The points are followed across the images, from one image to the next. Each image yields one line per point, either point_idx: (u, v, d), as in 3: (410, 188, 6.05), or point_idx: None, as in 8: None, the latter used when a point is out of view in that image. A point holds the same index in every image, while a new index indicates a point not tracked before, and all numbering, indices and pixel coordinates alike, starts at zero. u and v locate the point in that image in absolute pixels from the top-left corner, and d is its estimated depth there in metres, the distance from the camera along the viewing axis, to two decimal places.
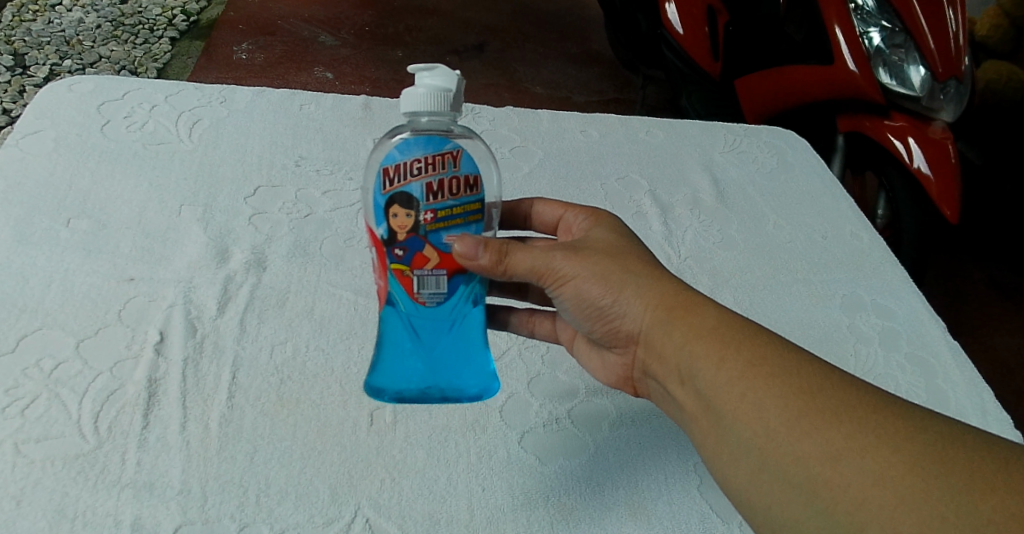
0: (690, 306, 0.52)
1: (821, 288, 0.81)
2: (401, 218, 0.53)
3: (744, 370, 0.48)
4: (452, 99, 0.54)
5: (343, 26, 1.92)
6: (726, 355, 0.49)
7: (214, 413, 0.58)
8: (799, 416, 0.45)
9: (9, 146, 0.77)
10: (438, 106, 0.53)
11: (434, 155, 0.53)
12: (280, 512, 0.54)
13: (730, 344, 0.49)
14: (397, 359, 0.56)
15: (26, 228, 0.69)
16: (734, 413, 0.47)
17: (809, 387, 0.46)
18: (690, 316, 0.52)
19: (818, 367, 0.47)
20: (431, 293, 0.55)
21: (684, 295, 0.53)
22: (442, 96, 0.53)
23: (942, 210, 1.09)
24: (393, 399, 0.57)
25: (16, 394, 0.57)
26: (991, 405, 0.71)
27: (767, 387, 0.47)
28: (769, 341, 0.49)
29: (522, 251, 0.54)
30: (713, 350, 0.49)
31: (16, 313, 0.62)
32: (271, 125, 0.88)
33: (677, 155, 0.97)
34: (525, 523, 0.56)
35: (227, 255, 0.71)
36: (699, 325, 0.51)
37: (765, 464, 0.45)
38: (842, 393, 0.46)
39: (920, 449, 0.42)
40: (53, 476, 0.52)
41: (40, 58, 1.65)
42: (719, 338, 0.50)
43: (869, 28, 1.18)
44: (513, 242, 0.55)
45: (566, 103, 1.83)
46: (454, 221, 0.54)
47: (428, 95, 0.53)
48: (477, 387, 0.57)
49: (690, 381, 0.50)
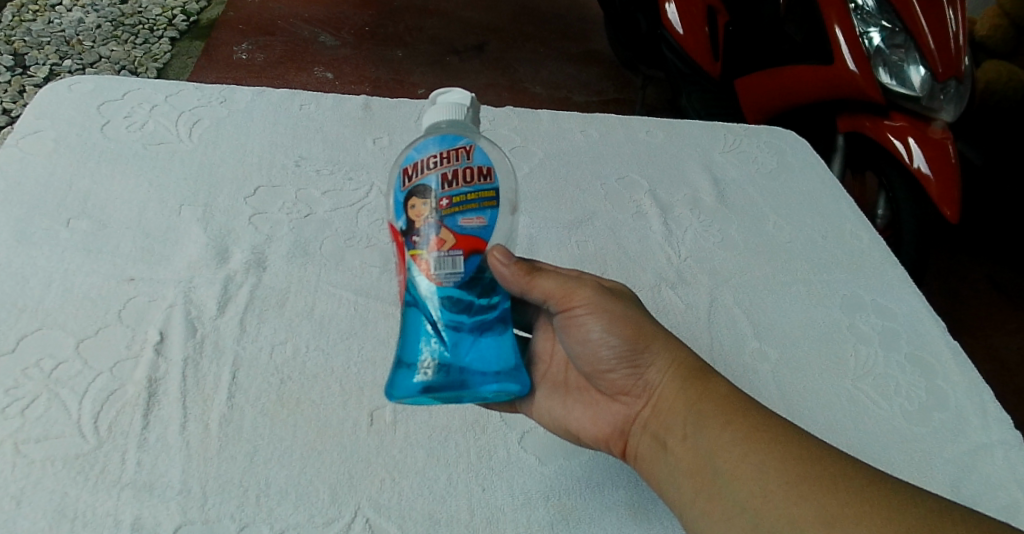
0: (704, 373, 0.57)
1: (821, 288, 0.81)
2: (418, 209, 0.54)
3: (745, 434, 0.53)
4: (468, 112, 0.58)
5: (343, 26, 1.92)
6: (730, 419, 0.54)
7: (214, 413, 0.58)
8: (797, 483, 0.50)
9: (9, 146, 0.77)
10: (454, 115, 0.57)
11: (449, 150, 0.55)
12: (280, 512, 0.54)
13: (737, 410, 0.54)
14: (412, 357, 0.53)
15: (26, 228, 0.69)
16: (732, 473, 0.51)
17: (807, 457, 0.51)
18: (703, 380, 0.56)
19: (809, 441, 0.52)
20: (448, 273, 0.54)
21: (701, 364, 0.58)
22: (457, 106, 0.57)
23: (942, 210, 1.09)
24: (406, 397, 0.52)
25: (16, 394, 0.57)
26: (991, 406, 0.71)
27: (768, 451, 0.52)
28: (768, 414, 0.54)
29: (546, 278, 0.58)
30: (720, 414, 0.54)
31: (16, 313, 0.62)
32: (271, 125, 0.88)
33: (678, 155, 0.97)
34: (525, 523, 0.56)
35: (227, 255, 0.71)
36: (711, 389, 0.56)
37: (758, 525, 0.49)
38: (837, 467, 0.51)
39: (902, 521, 0.47)
40: (53, 476, 0.52)
41: (40, 58, 1.65)
42: (726, 404, 0.55)
43: (869, 28, 1.18)
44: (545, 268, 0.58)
45: (566, 104, 1.83)
46: (469, 205, 0.54)
47: (445, 104, 0.57)
48: (495, 385, 0.53)
49: (692, 437, 0.54)
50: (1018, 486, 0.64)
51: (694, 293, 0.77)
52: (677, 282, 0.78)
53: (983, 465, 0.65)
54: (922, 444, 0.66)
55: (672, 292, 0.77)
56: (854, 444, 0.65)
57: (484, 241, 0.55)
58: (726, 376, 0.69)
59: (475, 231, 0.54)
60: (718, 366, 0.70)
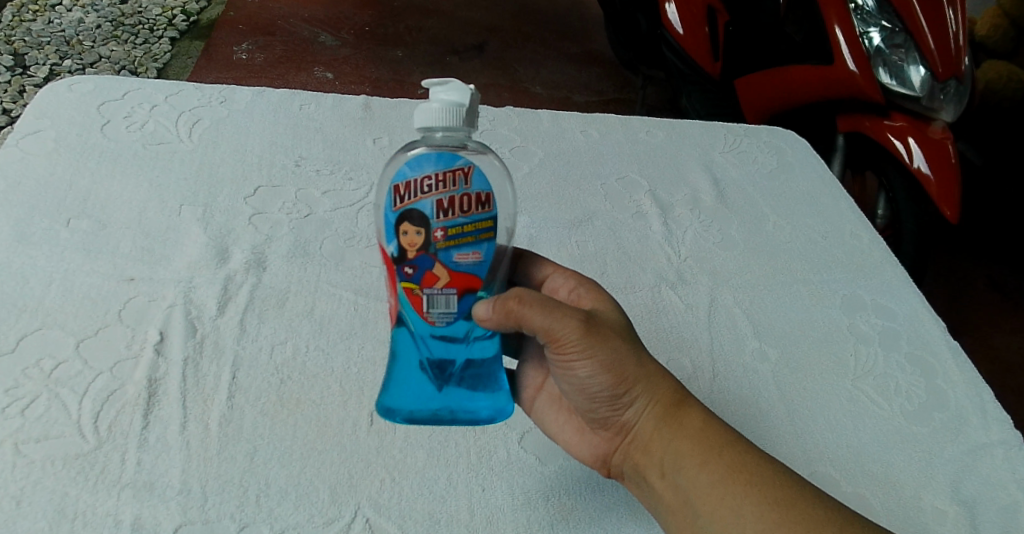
0: (685, 409, 0.56)
1: (821, 288, 0.81)
2: (411, 236, 0.53)
3: (723, 473, 0.53)
4: (467, 113, 0.54)
5: (343, 26, 1.92)
6: (709, 457, 0.53)
7: (214, 413, 0.58)
8: (772, 527, 0.50)
9: (9, 146, 0.77)
10: (451, 121, 0.53)
11: (445, 172, 0.53)
12: (280, 512, 0.54)
13: (713, 448, 0.54)
14: (405, 380, 0.56)
15: (26, 227, 0.69)
16: (712, 515, 0.52)
17: (781, 498, 0.51)
18: (682, 416, 0.55)
19: (787, 477, 0.53)
20: (441, 312, 0.55)
21: (680, 393, 0.56)
22: (455, 110, 0.53)
23: (942, 210, 1.09)
24: (404, 420, 0.56)
25: (16, 394, 0.57)
26: (991, 406, 0.71)
27: (745, 493, 0.52)
28: (745, 447, 0.54)
29: (535, 313, 0.54)
30: (698, 452, 0.54)
31: (16, 313, 0.62)
32: (271, 125, 0.88)
33: (678, 155, 0.97)
34: (525, 523, 0.56)
35: (227, 255, 0.71)
36: (689, 426, 0.55)
37: None
38: (810, 508, 0.51)
39: None
40: (53, 476, 0.52)
41: (40, 58, 1.65)
42: (704, 440, 0.54)
43: (869, 28, 1.18)
44: (529, 299, 0.54)
45: (566, 103, 1.83)
46: (465, 239, 0.54)
47: (441, 110, 0.53)
48: (489, 412, 0.57)
49: (671, 477, 0.54)
50: (1018, 486, 0.64)
51: (694, 293, 0.77)
52: (677, 282, 0.78)
53: (984, 466, 0.65)
54: (923, 444, 0.66)
55: (672, 292, 0.77)
56: (855, 444, 0.65)
57: (478, 278, 0.55)
58: (726, 376, 0.69)
59: (470, 268, 0.54)
60: (718, 366, 0.70)
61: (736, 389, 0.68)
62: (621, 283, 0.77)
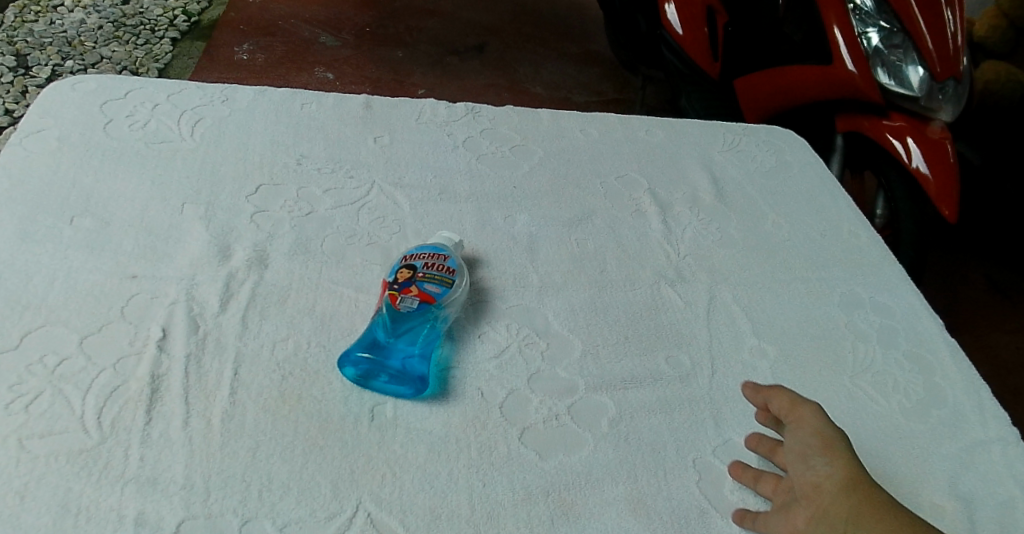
0: (845, 450, 0.58)
1: (820, 286, 0.81)
2: (403, 270, 0.68)
3: (870, 508, 0.54)
4: (454, 244, 0.75)
5: (344, 27, 1.93)
6: (858, 492, 0.55)
7: (216, 409, 0.59)
8: None
9: (12, 145, 0.77)
10: (444, 239, 0.74)
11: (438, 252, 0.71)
12: (282, 507, 0.54)
13: (864, 488, 0.55)
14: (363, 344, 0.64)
15: (30, 225, 0.70)
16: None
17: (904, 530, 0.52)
18: (841, 457, 0.57)
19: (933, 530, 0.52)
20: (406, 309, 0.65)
21: (841, 444, 0.59)
22: (447, 236, 0.75)
23: (942, 210, 1.10)
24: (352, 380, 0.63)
25: (19, 390, 0.57)
26: (989, 402, 0.71)
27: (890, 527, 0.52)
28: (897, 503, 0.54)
29: (776, 399, 0.63)
30: (852, 485, 0.55)
31: (20, 310, 0.62)
32: (272, 124, 0.89)
33: (676, 154, 0.98)
34: (526, 518, 0.56)
35: (228, 253, 0.72)
36: (847, 465, 0.57)
37: None
38: None
39: None
40: (56, 471, 0.53)
41: (42, 59, 1.66)
42: (859, 480, 0.56)
43: (868, 28, 1.19)
44: (776, 396, 0.64)
45: (566, 104, 1.84)
46: (435, 278, 0.68)
47: (443, 235, 0.75)
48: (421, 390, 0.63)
49: (822, 502, 0.56)
50: (1016, 482, 0.64)
51: (692, 291, 0.78)
52: (677, 280, 0.79)
53: (981, 461, 0.66)
54: (920, 440, 0.67)
55: (672, 290, 0.77)
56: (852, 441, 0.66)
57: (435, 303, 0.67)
58: (725, 373, 0.70)
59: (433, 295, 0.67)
60: (717, 363, 0.71)
61: (735, 386, 0.69)
62: (620, 280, 0.78)
